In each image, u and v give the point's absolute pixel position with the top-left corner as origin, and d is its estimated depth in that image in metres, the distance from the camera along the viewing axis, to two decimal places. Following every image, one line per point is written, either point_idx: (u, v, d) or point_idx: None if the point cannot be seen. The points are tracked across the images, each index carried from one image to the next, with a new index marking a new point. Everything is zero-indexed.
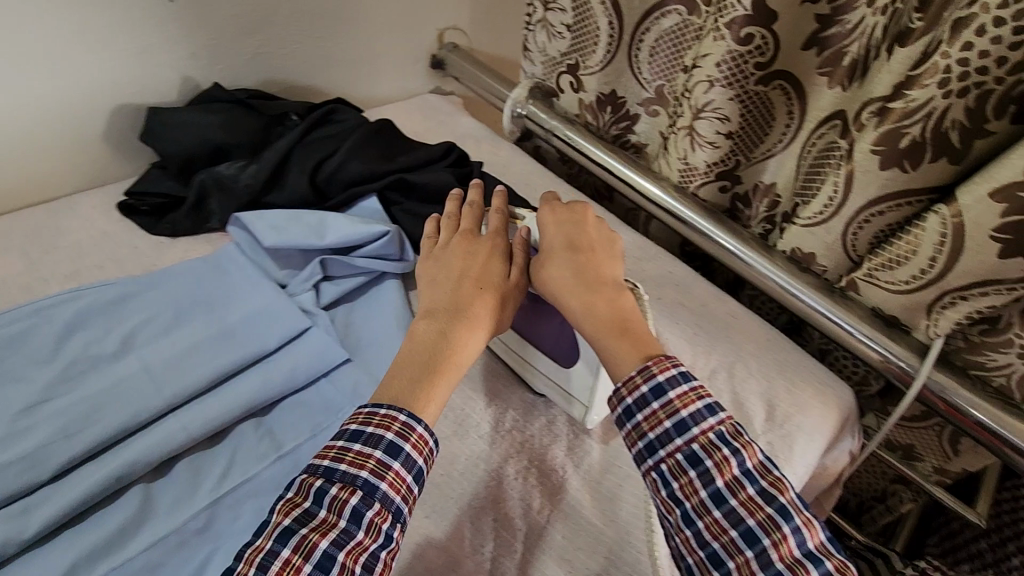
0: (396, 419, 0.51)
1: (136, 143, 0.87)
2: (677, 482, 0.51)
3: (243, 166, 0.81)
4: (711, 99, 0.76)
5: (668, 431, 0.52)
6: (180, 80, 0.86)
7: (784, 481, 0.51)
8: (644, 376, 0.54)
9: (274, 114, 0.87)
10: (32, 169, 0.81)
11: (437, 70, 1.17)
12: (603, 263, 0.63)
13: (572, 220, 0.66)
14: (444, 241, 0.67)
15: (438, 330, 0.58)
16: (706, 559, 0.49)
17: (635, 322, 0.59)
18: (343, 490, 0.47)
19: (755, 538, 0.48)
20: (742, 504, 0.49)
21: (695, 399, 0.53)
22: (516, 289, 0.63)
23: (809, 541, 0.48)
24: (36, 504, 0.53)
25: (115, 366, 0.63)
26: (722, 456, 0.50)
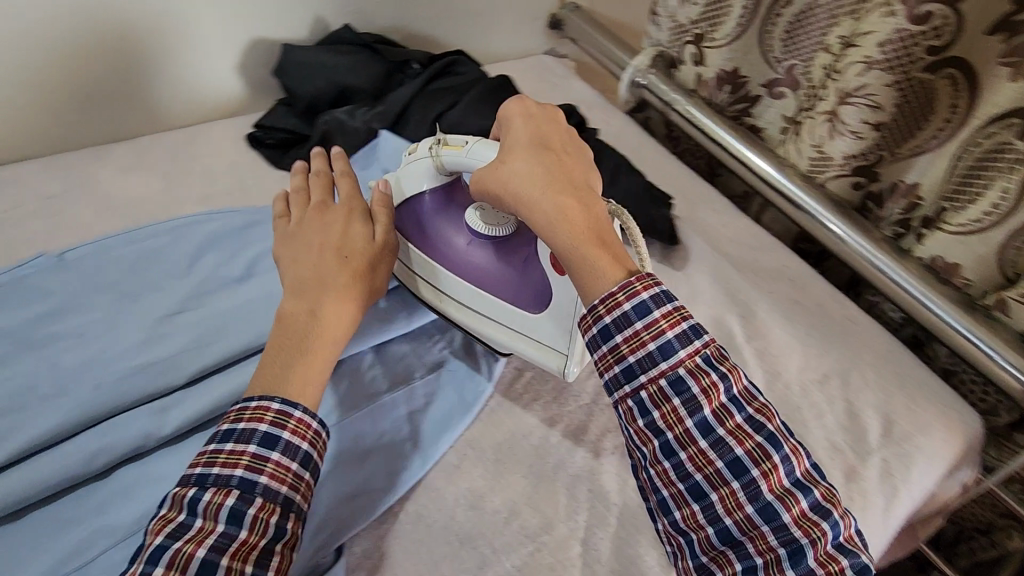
0: (270, 408, 0.48)
1: (266, 78, 0.90)
2: (659, 411, 0.48)
3: (366, 110, 0.82)
4: (865, 82, 0.70)
5: (652, 354, 0.48)
6: (312, 19, 0.88)
7: (769, 407, 0.49)
8: (627, 294, 0.48)
9: (397, 61, 0.86)
10: (174, 95, 0.85)
11: (555, 31, 1.14)
12: (573, 166, 0.55)
13: (533, 122, 0.58)
14: (297, 219, 0.62)
15: (307, 308, 0.54)
16: (685, 490, 0.48)
17: (610, 234, 0.53)
18: (216, 490, 0.45)
19: (743, 469, 0.46)
20: (729, 433, 0.47)
21: (681, 319, 0.49)
22: (384, 250, 0.61)
23: (797, 470, 0.47)
24: (171, 405, 0.57)
25: (241, 288, 0.66)
26: (711, 382, 0.48)
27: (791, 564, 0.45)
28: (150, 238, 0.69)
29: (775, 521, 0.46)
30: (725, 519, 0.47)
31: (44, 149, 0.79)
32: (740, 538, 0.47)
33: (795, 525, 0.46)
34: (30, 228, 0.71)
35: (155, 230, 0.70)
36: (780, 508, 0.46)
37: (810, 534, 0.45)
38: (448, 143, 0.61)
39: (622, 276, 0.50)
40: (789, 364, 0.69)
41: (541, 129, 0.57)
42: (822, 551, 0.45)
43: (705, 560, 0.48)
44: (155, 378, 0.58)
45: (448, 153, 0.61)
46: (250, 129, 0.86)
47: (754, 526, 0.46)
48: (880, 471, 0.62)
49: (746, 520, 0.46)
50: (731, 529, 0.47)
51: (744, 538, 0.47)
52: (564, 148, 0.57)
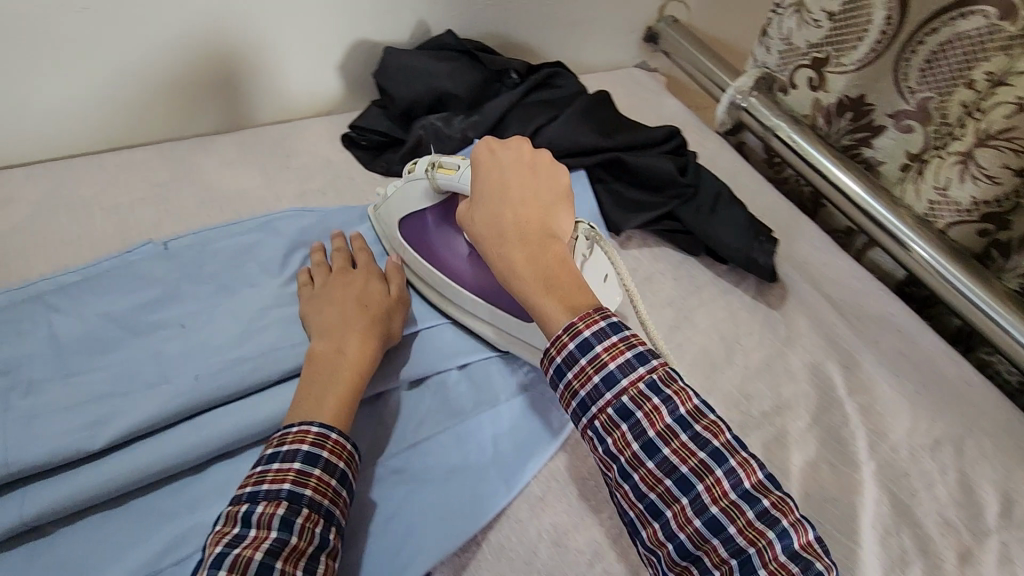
0: (310, 430, 0.50)
1: (364, 79, 0.91)
2: (609, 437, 0.48)
3: (462, 119, 0.81)
4: (1013, 123, 0.64)
5: (597, 386, 0.48)
6: (415, 23, 0.88)
7: (719, 423, 0.48)
8: (570, 335, 0.49)
9: (495, 70, 0.85)
10: (275, 91, 0.86)
11: (650, 44, 1.10)
12: (530, 208, 0.56)
13: (500, 165, 0.58)
14: (320, 283, 0.65)
15: (334, 346, 0.57)
16: (645, 511, 0.47)
17: (565, 274, 0.53)
18: (266, 502, 0.46)
19: (689, 484, 0.46)
20: (675, 452, 0.47)
21: (624, 347, 0.49)
22: (399, 302, 0.64)
23: (745, 481, 0.46)
24: (264, 403, 0.57)
25: None
26: (653, 405, 0.47)
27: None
28: (247, 232, 0.71)
29: (723, 533, 0.45)
30: (680, 534, 0.46)
31: (152, 138, 0.82)
32: (696, 553, 0.45)
33: (740, 535, 0.44)
34: (139, 214, 0.73)
35: (251, 224, 0.71)
36: (728, 520, 0.45)
37: (756, 544, 0.44)
38: (441, 166, 0.64)
39: (567, 318, 0.50)
40: (897, 426, 0.64)
41: (503, 173, 0.58)
42: (774, 561, 0.44)
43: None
44: (248, 373, 0.58)
45: (441, 175, 0.64)
46: (345, 129, 0.87)
47: (706, 540, 0.45)
48: (998, 555, 0.56)
49: (696, 534, 0.45)
50: (687, 545, 0.46)
51: (699, 553, 0.45)
52: (526, 187, 0.57)
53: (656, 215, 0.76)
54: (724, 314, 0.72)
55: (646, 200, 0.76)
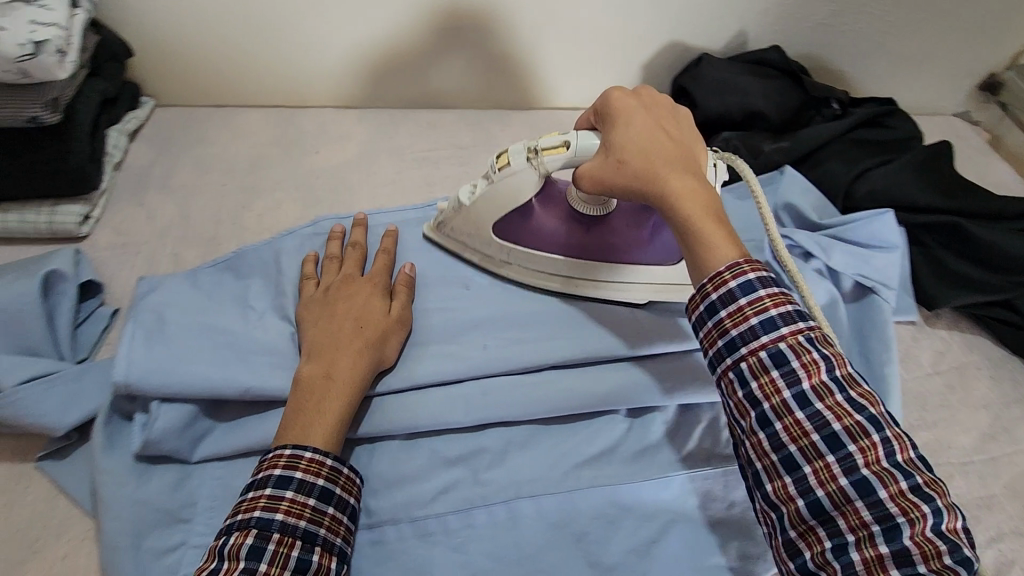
0: (282, 453, 0.45)
1: (662, 81, 0.88)
2: (755, 381, 0.43)
3: (769, 142, 0.76)
4: None
5: (754, 328, 0.43)
6: (736, 32, 0.83)
7: (874, 394, 0.42)
8: (733, 271, 0.44)
9: (816, 97, 0.78)
10: (576, 78, 0.86)
11: (985, 94, 0.94)
12: (683, 145, 0.51)
13: (638, 104, 0.53)
14: (321, 285, 0.58)
15: (321, 370, 0.50)
16: (778, 462, 0.42)
17: (723, 211, 0.49)
18: (237, 531, 0.42)
19: (839, 443, 0.40)
20: (829, 409, 0.41)
21: (787, 299, 0.44)
22: (399, 325, 0.56)
23: (899, 454, 0.40)
24: (541, 384, 0.56)
25: None
26: (812, 359, 0.42)
27: (885, 542, 0.38)
28: None
29: (872, 497, 0.39)
30: (818, 492, 0.40)
31: (457, 102, 0.87)
32: (831, 513, 0.40)
33: (890, 502, 0.38)
34: (441, 171, 0.79)
35: None
36: (877, 485, 0.39)
37: (907, 514, 0.38)
38: (549, 149, 0.54)
39: (736, 255, 0.46)
40: None
41: (642, 110, 0.52)
42: (922, 536, 0.37)
43: (792, 535, 0.41)
44: (530, 350, 0.57)
45: (551, 158, 0.54)
46: None
47: (847, 500, 0.39)
48: None
49: (838, 494, 0.39)
50: (824, 503, 0.40)
51: (835, 512, 0.40)
52: (675, 128, 0.52)
53: (987, 301, 0.64)
54: None
55: (982, 280, 0.65)
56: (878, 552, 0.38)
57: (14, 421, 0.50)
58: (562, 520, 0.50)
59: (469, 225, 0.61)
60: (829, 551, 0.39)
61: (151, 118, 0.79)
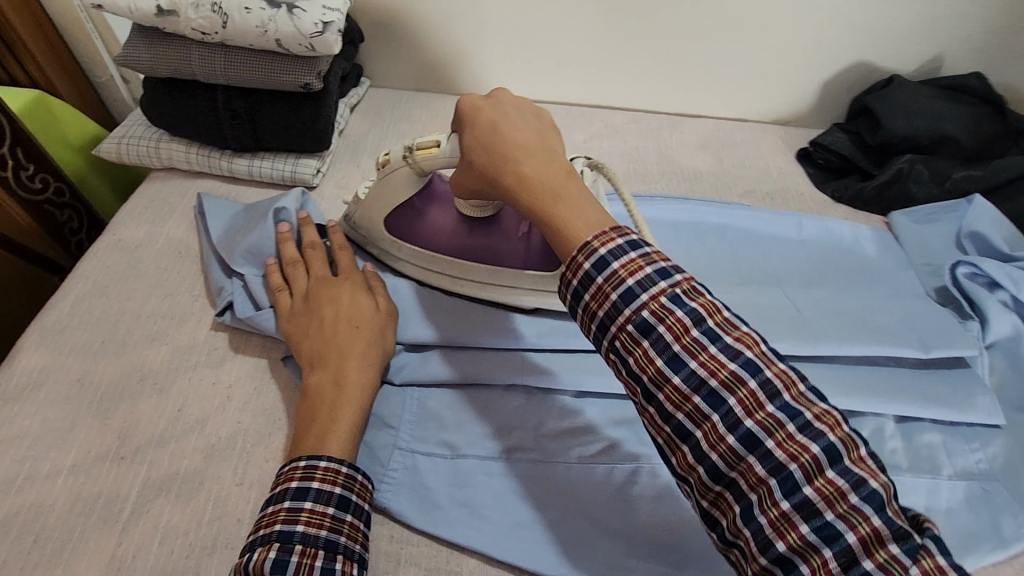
0: (296, 468, 0.48)
1: (840, 100, 0.88)
2: (630, 356, 0.38)
3: (959, 171, 0.75)
4: None
5: (615, 304, 0.39)
6: (931, 57, 0.82)
7: (753, 334, 0.38)
8: (585, 254, 0.40)
9: (1017, 129, 0.76)
10: (749, 91, 0.89)
11: None
12: (517, 133, 0.49)
13: (488, 107, 0.52)
14: (297, 293, 0.62)
15: (331, 375, 0.54)
16: (672, 436, 0.37)
17: (578, 185, 0.45)
18: (260, 547, 0.44)
19: (719, 400, 0.36)
20: (702, 365, 0.36)
21: (644, 259, 0.39)
22: (388, 316, 0.61)
23: (785, 392, 0.35)
24: None
25: (773, 291, 0.67)
26: (678, 318, 0.37)
27: (785, 497, 0.33)
28: (706, 212, 0.75)
29: (760, 449, 0.34)
30: (711, 456, 0.36)
31: (627, 102, 0.92)
32: (729, 475, 0.35)
33: (779, 450, 0.34)
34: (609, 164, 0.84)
35: (710, 208, 0.76)
36: (763, 435, 0.34)
37: (798, 459, 0.34)
38: (420, 148, 0.59)
39: (587, 234, 0.41)
40: None
41: (498, 111, 0.51)
42: (820, 479, 0.33)
43: (705, 505, 0.37)
44: None
45: (422, 157, 0.59)
46: (803, 144, 0.87)
47: (740, 459, 0.35)
48: None
49: (728, 454, 0.35)
50: (719, 467, 0.35)
51: (733, 475, 0.35)
52: (513, 121, 0.50)
53: None
54: None
55: None
56: (780, 510, 0.33)
57: (272, 326, 0.61)
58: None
59: (367, 224, 0.68)
60: (739, 516, 0.35)
61: (365, 96, 0.92)
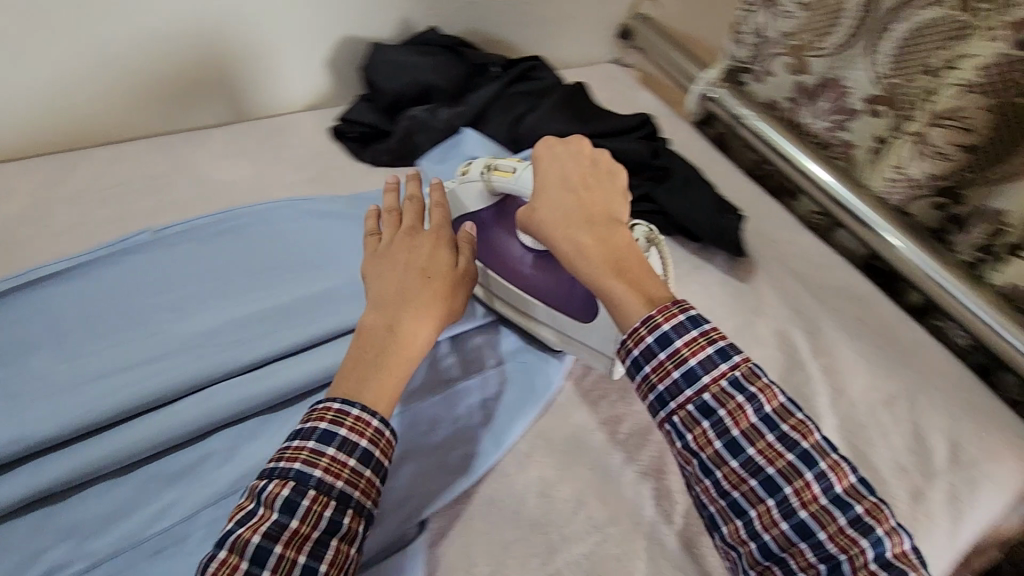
0: (331, 407, 0.47)
1: (350, 73, 0.94)
2: (689, 434, 0.46)
3: (448, 110, 0.86)
4: (960, 104, 0.67)
5: (676, 382, 0.46)
6: (399, 19, 0.91)
7: (807, 423, 0.46)
8: (648, 328, 0.47)
9: (477, 64, 0.91)
10: (261, 86, 0.88)
11: (624, 41, 1.15)
12: (598, 195, 0.55)
13: (565, 152, 0.58)
14: (387, 239, 0.59)
15: (385, 325, 0.52)
16: (727, 508, 0.46)
17: (642, 261, 0.53)
18: (276, 480, 0.44)
19: (776, 487, 0.44)
20: (761, 453, 0.45)
21: (704, 341, 0.46)
22: (465, 277, 0.58)
23: (835, 486, 0.44)
24: (267, 374, 0.60)
25: (324, 276, 0.70)
26: (736, 404, 0.45)
27: None
28: (241, 219, 0.73)
29: (812, 538, 0.43)
30: (764, 535, 0.45)
31: (179, 127, 0.86)
32: (780, 554, 0.44)
33: (830, 541, 0.43)
34: (131, 203, 0.75)
35: (241, 212, 0.73)
36: (817, 527, 0.43)
37: (847, 550, 0.43)
38: (498, 169, 0.63)
39: (645, 310, 0.49)
40: (854, 385, 0.70)
41: (569, 160, 0.58)
42: (864, 569, 0.42)
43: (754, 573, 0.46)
44: (246, 351, 0.61)
45: (495, 178, 0.63)
46: (333, 123, 0.90)
47: (792, 542, 0.44)
48: (947, 494, 0.62)
49: (781, 537, 0.44)
50: (771, 546, 0.44)
51: (784, 554, 0.44)
52: (596, 186, 0.56)
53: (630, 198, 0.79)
54: (698, 287, 0.77)
55: None
56: None
57: None
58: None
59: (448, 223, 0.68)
60: None
61: None
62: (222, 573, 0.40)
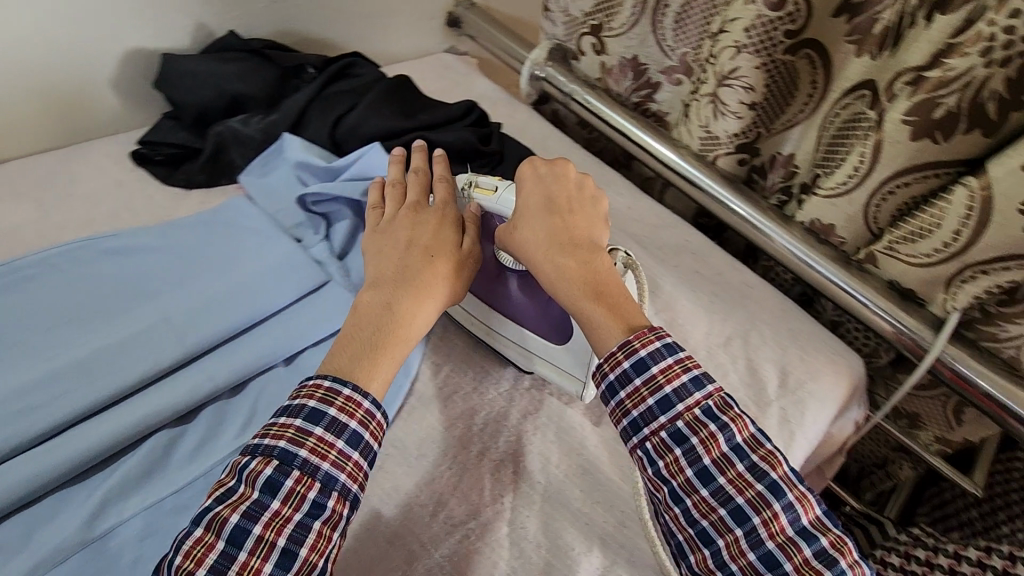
0: (320, 386, 0.50)
1: (147, 90, 0.85)
2: (662, 460, 0.49)
3: (259, 119, 0.80)
4: (737, 66, 0.72)
5: (651, 409, 0.50)
6: (194, 25, 0.84)
7: (777, 453, 0.48)
8: (626, 352, 0.51)
9: (290, 66, 0.86)
10: (34, 115, 0.77)
11: (454, 29, 1.14)
12: (579, 223, 0.59)
13: (548, 174, 0.61)
14: (390, 214, 0.65)
15: (383, 301, 0.57)
16: (694, 536, 0.48)
17: (616, 288, 0.56)
18: (260, 457, 0.47)
19: (745, 517, 0.47)
20: (731, 482, 0.48)
21: (679, 368, 0.50)
22: (470, 257, 0.63)
23: (802, 517, 0.46)
24: (63, 442, 0.52)
25: (135, 313, 0.62)
26: (709, 432, 0.48)
27: None
28: (24, 266, 0.64)
29: (779, 567, 0.46)
30: (732, 565, 0.47)
31: None
32: None
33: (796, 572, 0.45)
34: None
35: (24, 260, 0.64)
36: (784, 557, 0.46)
37: None
38: (479, 187, 0.64)
39: (623, 335, 0.53)
40: (693, 335, 0.74)
41: (550, 184, 0.61)
42: None
43: None
44: (40, 418, 0.54)
45: (478, 194, 0.64)
46: (134, 146, 0.81)
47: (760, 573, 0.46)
48: (778, 419, 0.69)
49: (749, 566, 0.46)
50: None
51: None
52: (574, 213, 0.60)
53: None
54: None
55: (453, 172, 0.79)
56: None
57: None
58: (99, 561, 0.49)
59: None
60: None
61: None
62: (196, 549, 0.44)
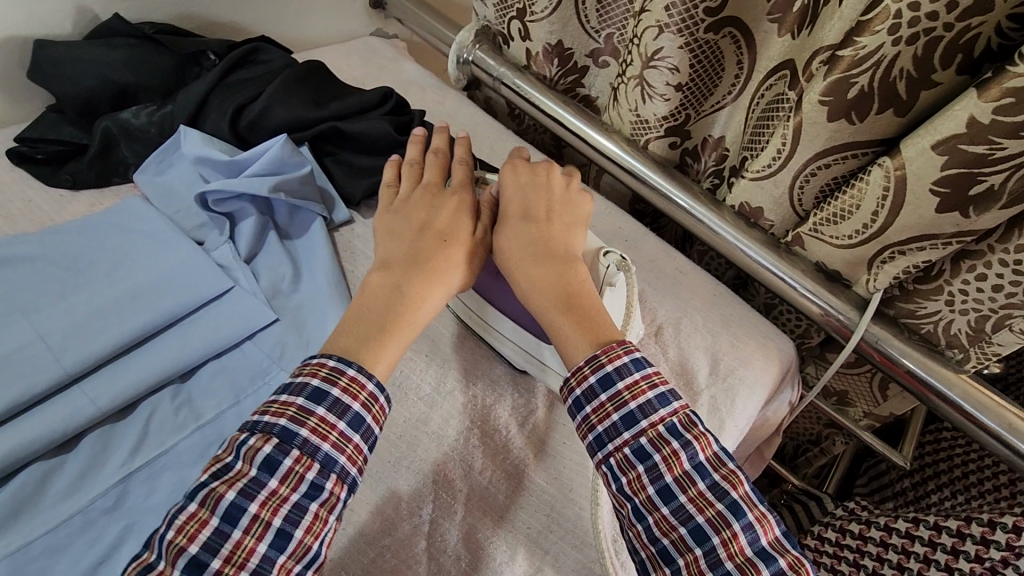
0: (325, 364, 0.47)
1: (26, 81, 0.76)
2: (625, 477, 0.47)
3: (153, 109, 0.74)
4: (661, 46, 0.68)
5: (616, 424, 0.48)
6: (74, 8, 0.75)
7: (737, 471, 0.47)
8: (592, 367, 0.49)
9: (188, 53, 0.79)
10: None
11: (379, 10, 1.08)
12: (557, 231, 0.58)
13: (528, 180, 0.61)
14: (405, 191, 0.63)
15: (392, 282, 0.54)
16: (656, 555, 0.45)
17: (588, 299, 0.54)
18: (260, 434, 0.44)
19: (704, 536, 0.44)
20: (692, 501, 0.45)
21: (645, 385, 0.49)
22: (487, 240, 0.60)
23: (762, 538, 0.44)
24: None
25: (5, 331, 0.56)
26: (671, 450, 0.46)
27: None
28: None
29: None
30: None
31: None
32: None
33: None
34: None
35: None
36: None
37: None
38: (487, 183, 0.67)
39: (592, 349, 0.51)
40: None
41: (529, 190, 0.60)
42: None
43: None
44: None
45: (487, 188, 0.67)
46: (11, 144, 0.73)
47: None
48: (709, 408, 0.68)
49: None
50: None
51: None
52: (550, 217, 0.59)
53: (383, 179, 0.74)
54: None
55: (370, 163, 0.75)
56: None
57: None
58: None
59: None
60: None
61: None
62: (187, 527, 0.40)
